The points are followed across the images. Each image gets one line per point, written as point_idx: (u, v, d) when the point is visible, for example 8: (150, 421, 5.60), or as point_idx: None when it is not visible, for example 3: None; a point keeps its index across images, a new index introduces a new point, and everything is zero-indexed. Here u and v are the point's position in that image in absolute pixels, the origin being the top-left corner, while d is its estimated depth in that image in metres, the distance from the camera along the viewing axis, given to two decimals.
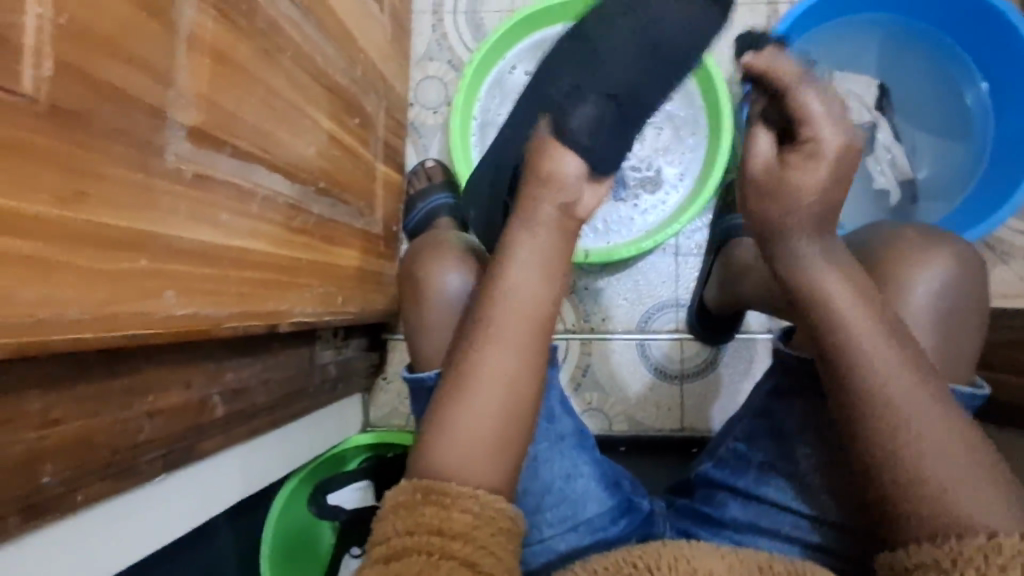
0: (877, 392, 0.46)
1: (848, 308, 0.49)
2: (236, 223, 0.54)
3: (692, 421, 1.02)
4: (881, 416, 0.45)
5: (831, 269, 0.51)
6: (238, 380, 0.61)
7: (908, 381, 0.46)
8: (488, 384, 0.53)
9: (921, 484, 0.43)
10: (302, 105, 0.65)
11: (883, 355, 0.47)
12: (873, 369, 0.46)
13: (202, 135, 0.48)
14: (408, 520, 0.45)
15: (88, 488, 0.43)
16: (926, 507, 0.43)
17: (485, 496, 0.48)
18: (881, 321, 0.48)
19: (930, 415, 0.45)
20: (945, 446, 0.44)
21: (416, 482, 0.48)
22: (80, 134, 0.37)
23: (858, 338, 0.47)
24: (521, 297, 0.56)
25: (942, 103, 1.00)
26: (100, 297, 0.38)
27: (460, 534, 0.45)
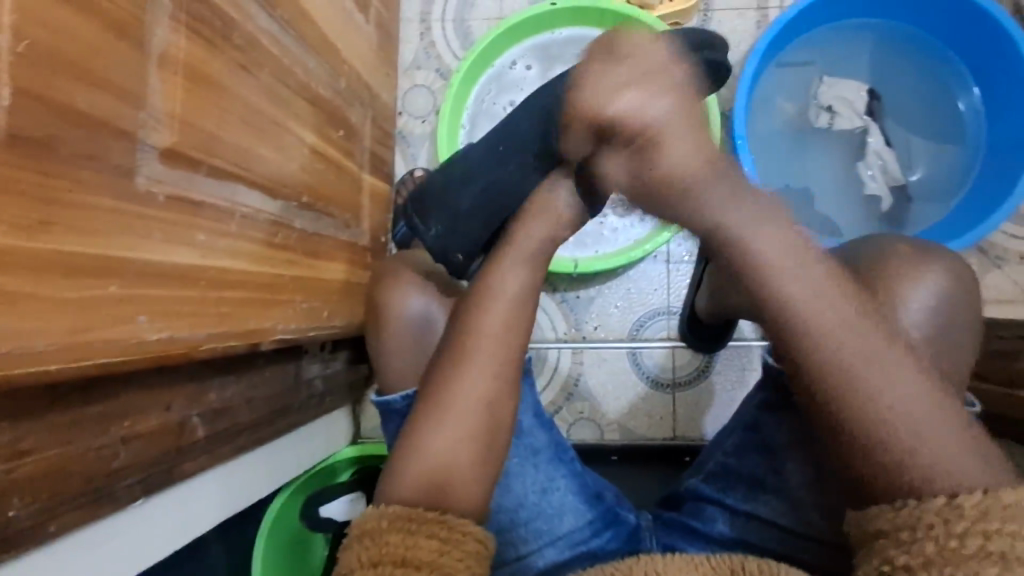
0: (837, 357, 0.44)
1: (790, 273, 0.46)
2: (214, 243, 0.53)
3: (685, 430, 1.02)
4: (837, 377, 0.44)
5: (743, 213, 0.48)
6: (221, 400, 0.60)
7: (867, 348, 0.44)
8: (469, 411, 0.53)
9: (884, 443, 0.43)
10: (284, 120, 0.65)
11: (828, 313, 0.45)
12: (839, 333, 0.45)
13: (176, 155, 0.48)
14: (372, 550, 0.44)
15: (62, 516, 0.42)
16: (882, 466, 0.43)
17: (453, 521, 0.47)
18: (821, 274, 0.47)
19: (881, 365, 0.44)
20: (906, 400, 0.43)
21: (382, 510, 0.47)
22: (45, 162, 0.36)
23: (796, 286, 0.46)
24: (498, 333, 0.55)
25: (933, 110, 0.99)
26: (68, 326, 0.38)
27: (426, 563, 0.43)
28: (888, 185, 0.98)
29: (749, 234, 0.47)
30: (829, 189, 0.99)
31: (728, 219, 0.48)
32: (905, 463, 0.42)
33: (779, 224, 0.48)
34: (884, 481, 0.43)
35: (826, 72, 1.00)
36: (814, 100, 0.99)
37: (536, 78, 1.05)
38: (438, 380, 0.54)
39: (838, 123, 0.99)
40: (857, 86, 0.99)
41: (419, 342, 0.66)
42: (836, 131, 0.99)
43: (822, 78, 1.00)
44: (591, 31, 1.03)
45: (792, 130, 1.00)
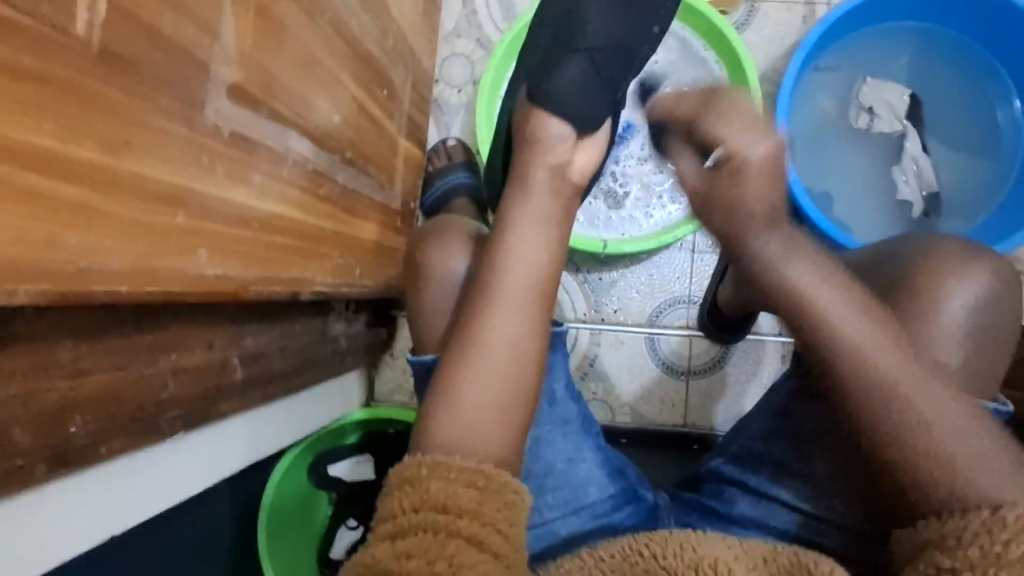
0: (876, 374, 0.49)
1: (824, 302, 0.52)
2: (267, 186, 0.53)
3: (694, 419, 1.03)
4: (877, 401, 0.48)
5: (796, 259, 0.55)
6: (257, 345, 0.60)
7: (913, 376, 0.48)
8: (500, 348, 0.53)
9: (920, 461, 0.46)
10: (336, 71, 0.65)
11: (868, 342, 0.50)
12: (868, 356, 0.49)
13: (242, 94, 0.48)
14: (413, 497, 0.44)
15: (115, 441, 0.42)
16: (923, 483, 0.46)
17: (490, 470, 0.47)
18: (858, 304, 0.52)
19: (928, 393, 0.48)
20: (948, 421, 0.47)
21: (420, 458, 0.47)
22: (129, 80, 0.36)
23: (833, 310, 0.51)
24: (527, 270, 0.57)
25: (972, 119, 0.98)
26: (139, 250, 0.38)
27: (465, 510, 0.44)
28: (921, 191, 0.98)
29: (793, 270, 0.54)
30: (853, 190, 0.99)
31: (810, 274, 0.54)
32: (936, 479, 0.46)
33: (823, 269, 0.54)
34: (921, 491, 0.46)
35: (868, 74, 1.00)
36: (855, 101, 0.99)
37: None
38: (468, 325, 0.55)
39: (877, 126, 0.98)
40: (899, 90, 0.99)
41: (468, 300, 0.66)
42: (874, 134, 0.99)
43: (863, 80, 0.99)
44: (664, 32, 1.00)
45: (830, 130, 1.00)
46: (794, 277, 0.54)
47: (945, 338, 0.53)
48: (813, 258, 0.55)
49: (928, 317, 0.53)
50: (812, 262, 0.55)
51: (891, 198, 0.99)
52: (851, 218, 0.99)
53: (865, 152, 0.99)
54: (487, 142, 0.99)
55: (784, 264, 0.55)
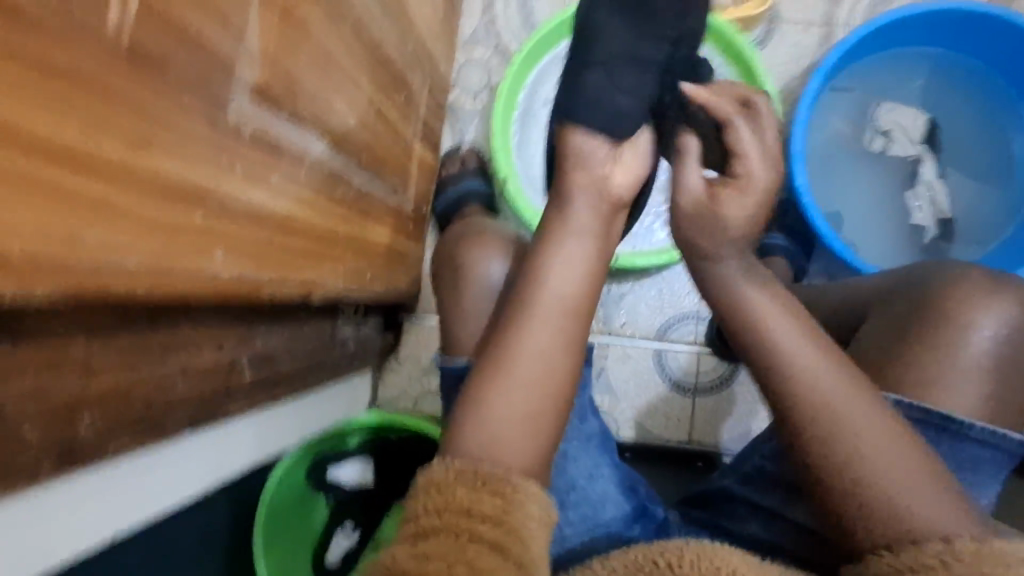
0: (823, 402, 0.50)
1: (773, 318, 0.55)
2: (284, 187, 0.53)
3: (701, 437, 1.02)
4: (824, 428, 0.50)
5: (755, 285, 0.58)
6: (266, 346, 0.60)
7: (864, 405, 0.50)
8: (530, 362, 0.53)
9: (865, 485, 0.47)
10: (356, 75, 0.64)
11: (822, 374, 0.51)
12: (814, 384, 0.51)
13: (263, 94, 0.47)
14: (437, 499, 0.44)
15: (121, 440, 0.41)
16: (867, 506, 0.47)
17: (516, 478, 0.46)
18: (812, 336, 0.54)
19: (881, 427, 0.49)
20: (880, 450, 0.48)
21: (448, 462, 0.47)
22: (154, 78, 0.35)
23: (776, 335, 0.54)
24: (564, 285, 0.57)
25: (989, 147, 0.97)
26: (156, 250, 0.37)
27: (489, 516, 0.43)
28: (935, 217, 0.97)
29: (747, 293, 0.57)
30: (867, 214, 0.99)
31: (768, 303, 0.56)
32: (887, 502, 0.47)
33: (776, 296, 0.57)
34: (872, 520, 0.47)
35: (884, 98, 0.99)
36: (870, 123, 0.98)
37: None
38: (503, 337, 0.55)
39: (892, 149, 0.98)
40: (914, 114, 0.98)
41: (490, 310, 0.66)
42: (888, 157, 0.99)
43: (879, 103, 0.99)
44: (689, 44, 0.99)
45: (846, 154, 0.99)
46: (753, 303, 0.57)
47: (961, 368, 0.53)
48: (755, 278, 0.59)
49: (950, 346, 0.53)
50: (766, 288, 0.58)
51: (904, 223, 0.98)
52: (863, 240, 0.98)
53: (879, 176, 0.99)
54: (505, 149, 0.99)
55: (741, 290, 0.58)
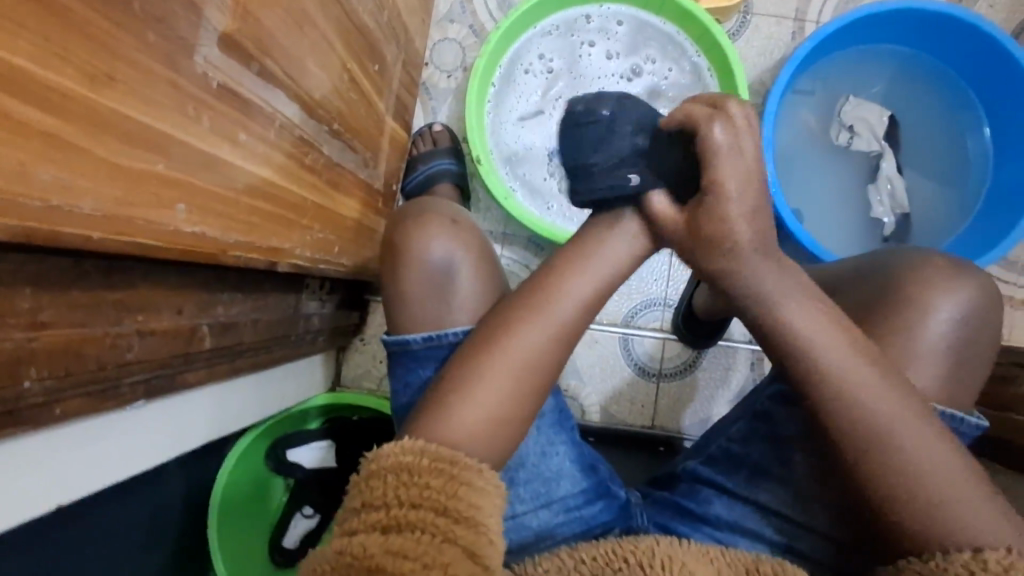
0: (864, 412, 0.46)
1: (811, 324, 0.49)
2: (253, 147, 0.50)
3: (663, 422, 1.04)
4: (866, 439, 0.46)
5: (789, 287, 0.52)
6: (228, 315, 0.57)
7: (897, 410, 0.46)
8: (512, 357, 0.52)
9: (909, 492, 0.44)
10: (330, 38, 0.62)
11: (860, 378, 0.47)
12: (851, 392, 0.47)
13: (233, 44, 0.45)
14: (410, 490, 0.42)
15: (67, 401, 0.39)
16: (910, 510, 0.43)
17: (487, 471, 0.46)
18: (848, 338, 0.49)
19: (918, 432, 0.45)
20: (923, 453, 0.44)
21: (422, 446, 0.46)
22: (118, 10, 0.33)
23: (809, 331, 0.49)
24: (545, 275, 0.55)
25: (945, 146, 1.01)
26: (115, 196, 0.35)
27: (463, 516, 0.42)
28: (894, 211, 1.01)
29: (777, 298, 0.51)
30: (829, 206, 1.02)
31: (800, 309, 0.50)
32: (929, 510, 0.43)
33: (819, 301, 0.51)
34: (909, 532, 0.43)
35: (850, 93, 1.03)
36: (837, 117, 1.02)
37: (569, 50, 1.03)
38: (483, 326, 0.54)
39: (856, 143, 1.01)
40: (878, 111, 1.02)
41: (448, 291, 0.66)
42: (852, 151, 1.02)
43: (847, 98, 1.02)
44: (672, 30, 1.01)
45: (814, 145, 1.02)
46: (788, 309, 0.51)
47: (924, 348, 0.55)
48: (793, 283, 0.52)
49: (908, 327, 0.55)
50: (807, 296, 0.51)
51: (865, 215, 1.01)
52: (825, 230, 1.01)
53: (844, 169, 1.02)
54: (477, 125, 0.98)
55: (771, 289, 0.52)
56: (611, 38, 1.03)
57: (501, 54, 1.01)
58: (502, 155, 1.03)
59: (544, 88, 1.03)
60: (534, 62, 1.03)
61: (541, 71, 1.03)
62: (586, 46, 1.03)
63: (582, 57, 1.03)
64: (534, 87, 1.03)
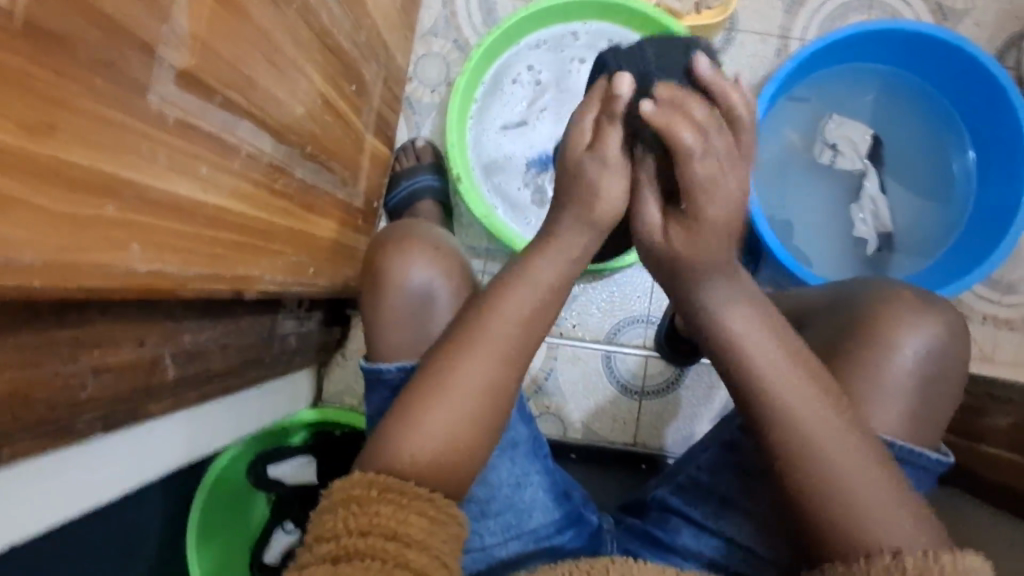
0: (796, 418, 0.49)
1: (748, 333, 0.53)
2: (215, 178, 0.50)
3: (646, 440, 1.03)
4: (796, 445, 0.49)
5: (734, 296, 0.55)
6: (195, 343, 0.57)
7: (825, 416, 0.49)
8: (463, 393, 0.52)
9: (834, 491, 0.47)
10: (301, 63, 0.62)
11: (791, 383, 0.50)
12: (786, 396, 0.50)
13: (191, 80, 0.45)
14: (361, 519, 0.43)
15: (17, 445, 0.39)
16: (835, 510, 0.47)
17: (440, 498, 0.47)
18: (784, 346, 0.52)
19: (841, 437, 0.48)
20: (849, 460, 0.47)
21: (371, 477, 0.46)
22: (59, 59, 0.33)
23: (748, 340, 0.52)
24: (514, 306, 0.55)
25: (929, 166, 1.01)
26: (59, 243, 0.35)
27: (415, 541, 0.42)
28: (877, 230, 1.01)
29: (718, 305, 0.55)
30: (812, 225, 1.01)
31: (737, 316, 0.54)
32: (851, 513, 0.46)
33: (756, 308, 0.54)
34: (831, 534, 0.47)
35: (834, 111, 1.02)
36: (821, 136, 1.02)
37: (555, 66, 1.03)
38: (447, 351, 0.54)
39: (840, 162, 1.01)
40: (863, 130, 1.02)
41: (423, 318, 0.66)
42: (836, 170, 1.02)
43: (830, 117, 1.02)
44: None
45: (797, 163, 1.02)
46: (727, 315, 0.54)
47: (887, 383, 0.55)
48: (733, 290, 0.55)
49: (867, 360, 0.55)
50: (748, 302, 0.54)
51: (848, 234, 1.01)
52: (808, 248, 1.00)
53: (828, 188, 1.02)
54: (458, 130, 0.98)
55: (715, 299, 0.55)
56: None
57: (485, 70, 1.01)
58: (481, 162, 1.03)
59: (530, 99, 1.03)
60: (522, 73, 1.03)
61: (529, 82, 1.03)
62: (576, 63, 1.03)
63: (571, 72, 1.03)
64: (520, 97, 1.03)
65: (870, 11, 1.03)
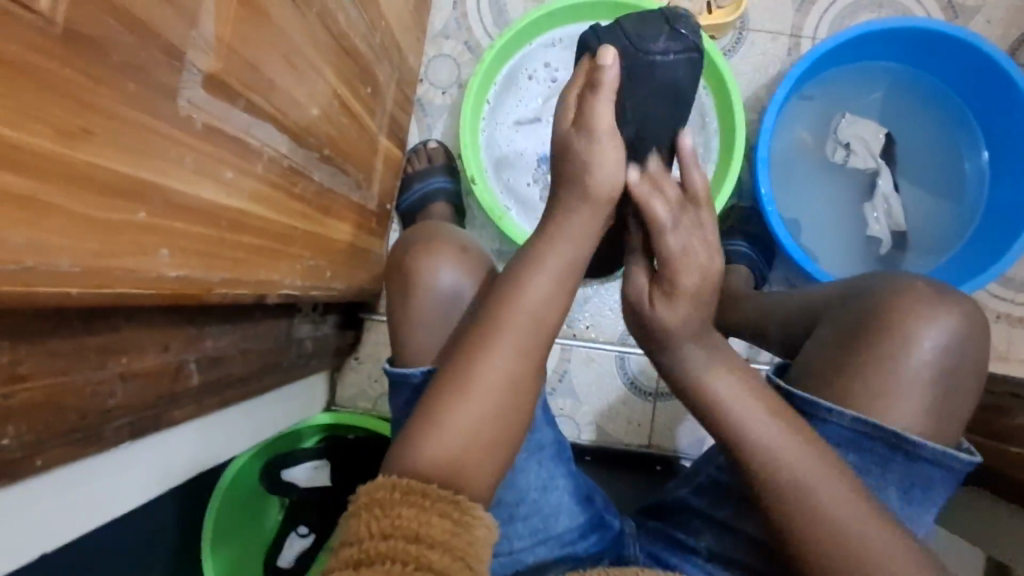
0: (771, 459, 0.51)
1: (733, 400, 0.54)
2: (239, 182, 0.50)
3: (660, 441, 1.03)
4: (781, 488, 0.50)
5: (718, 374, 0.55)
6: (217, 348, 0.57)
7: (805, 454, 0.50)
8: (488, 395, 0.52)
9: (821, 529, 0.48)
10: (319, 65, 0.62)
11: (774, 442, 0.51)
12: (766, 449, 0.51)
13: (217, 83, 0.45)
14: (383, 521, 0.42)
15: (50, 452, 0.39)
16: (831, 547, 0.48)
17: (464, 502, 0.46)
18: (754, 395, 0.54)
19: (822, 474, 0.50)
20: (833, 496, 0.49)
21: (395, 480, 0.46)
22: (93, 63, 0.32)
23: (736, 412, 0.53)
24: (539, 309, 0.55)
25: (941, 164, 1.01)
26: (92, 249, 0.34)
27: (438, 543, 0.41)
28: (890, 229, 1.00)
29: (699, 367, 0.56)
30: (823, 223, 1.01)
31: (718, 379, 0.55)
32: (841, 546, 0.48)
33: (731, 368, 0.56)
34: (824, 573, 0.48)
35: (846, 110, 1.02)
36: (833, 134, 1.01)
37: (568, 65, 1.03)
38: (471, 353, 0.53)
39: (852, 161, 1.00)
40: (875, 128, 1.01)
41: (446, 319, 0.65)
42: (849, 168, 1.01)
43: (842, 115, 1.01)
44: None
45: (809, 161, 1.01)
46: (712, 384, 0.55)
47: (914, 381, 0.54)
48: (713, 365, 0.56)
49: (892, 358, 0.55)
50: (729, 374, 0.56)
51: (861, 233, 1.01)
52: (820, 248, 1.00)
53: (840, 186, 1.01)
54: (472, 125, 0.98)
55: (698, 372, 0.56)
56: None
57: (497, 70, 1.01)
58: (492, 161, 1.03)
59: (544, 96, 1.03)
60: (536, 72, 1.03)
61: (544, 79, 1.03)
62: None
63: None
64: (535, 93, 1.03)
65: (882, 9, 1.02)
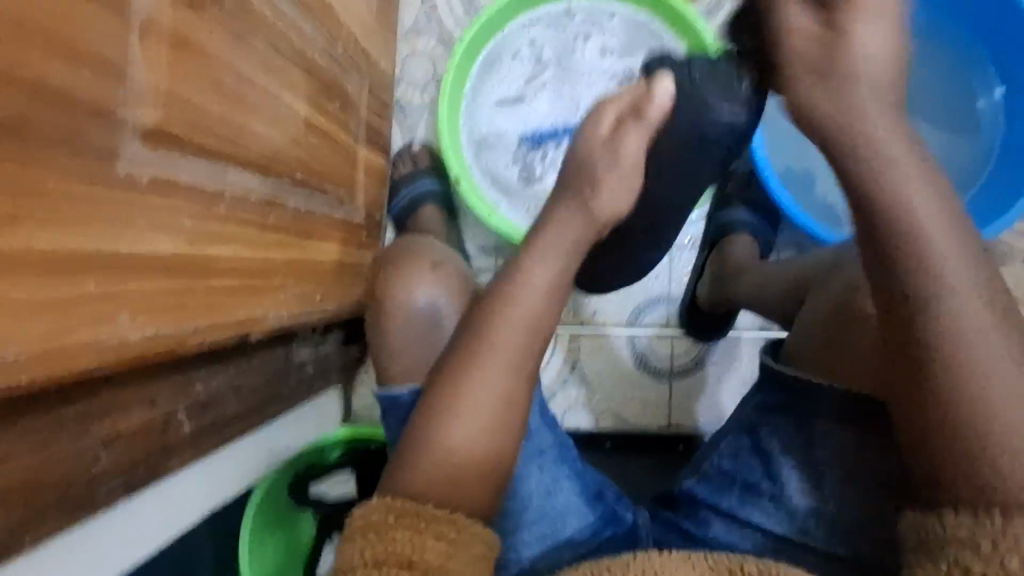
0: (951, 301, 0.47)
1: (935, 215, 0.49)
2: (201, 228, 0.49)
3: (676, 421, 1.01)
4: (954, 372, 0.46)
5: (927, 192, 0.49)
6: (208, 391, 0.57)
7: (979, 331, 0.47)
8: (481, 410, 0.51)
9: (970, 419, 0.46)
10: (277, 91, 0.60)
11: (967, 288, 0.47)
12: (954, 320, 0.47)
13: (159, 135, 0.44)
14: (377, 548, 0.42)
15: (40, 528, 0.39)
16: (964, 453, 0.46)
17: (460, 518, 0.45)
18: (966, 255, 0.48)
19: (992, 349, 0.46)
20: (997, 399, 0.46)
21: (389, 502, 0.46)
22: (8, 145, 0.32)
23: (934, 226, 0.48)
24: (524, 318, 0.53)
25: (950, 104, 0.95)
26: (41, 331, 0.34)
27: (432, 567, 0.42)
28: None
29: (886, 174, 0.50)
30: None
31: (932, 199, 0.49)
32: (980, 456, 0.45)
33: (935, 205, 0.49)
34: (952, 484, 0.46)
35: None
36: None
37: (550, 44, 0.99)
38: (458, 371, 0.52)
39: None
40: None
41: (435, 333, 0.65)
42: None
43: None
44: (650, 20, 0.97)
45: None
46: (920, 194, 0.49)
47: None
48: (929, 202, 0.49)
49: None
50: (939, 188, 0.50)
51: None
52: None
53: None
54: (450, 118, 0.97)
55: (887, 164, 0.50)
56: (606, 33, 0.98)
57: (472, 62, 0.98)
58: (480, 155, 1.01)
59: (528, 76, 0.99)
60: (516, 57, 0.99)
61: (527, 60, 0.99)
62: (580, 40, 0.98)
63: (575, 50, 0.98)
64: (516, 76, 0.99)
65: None
